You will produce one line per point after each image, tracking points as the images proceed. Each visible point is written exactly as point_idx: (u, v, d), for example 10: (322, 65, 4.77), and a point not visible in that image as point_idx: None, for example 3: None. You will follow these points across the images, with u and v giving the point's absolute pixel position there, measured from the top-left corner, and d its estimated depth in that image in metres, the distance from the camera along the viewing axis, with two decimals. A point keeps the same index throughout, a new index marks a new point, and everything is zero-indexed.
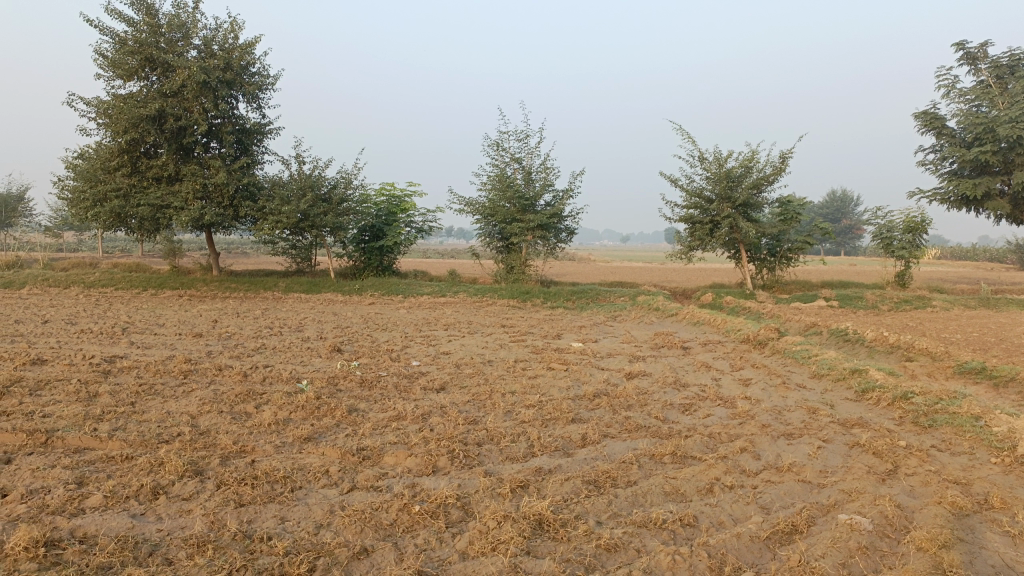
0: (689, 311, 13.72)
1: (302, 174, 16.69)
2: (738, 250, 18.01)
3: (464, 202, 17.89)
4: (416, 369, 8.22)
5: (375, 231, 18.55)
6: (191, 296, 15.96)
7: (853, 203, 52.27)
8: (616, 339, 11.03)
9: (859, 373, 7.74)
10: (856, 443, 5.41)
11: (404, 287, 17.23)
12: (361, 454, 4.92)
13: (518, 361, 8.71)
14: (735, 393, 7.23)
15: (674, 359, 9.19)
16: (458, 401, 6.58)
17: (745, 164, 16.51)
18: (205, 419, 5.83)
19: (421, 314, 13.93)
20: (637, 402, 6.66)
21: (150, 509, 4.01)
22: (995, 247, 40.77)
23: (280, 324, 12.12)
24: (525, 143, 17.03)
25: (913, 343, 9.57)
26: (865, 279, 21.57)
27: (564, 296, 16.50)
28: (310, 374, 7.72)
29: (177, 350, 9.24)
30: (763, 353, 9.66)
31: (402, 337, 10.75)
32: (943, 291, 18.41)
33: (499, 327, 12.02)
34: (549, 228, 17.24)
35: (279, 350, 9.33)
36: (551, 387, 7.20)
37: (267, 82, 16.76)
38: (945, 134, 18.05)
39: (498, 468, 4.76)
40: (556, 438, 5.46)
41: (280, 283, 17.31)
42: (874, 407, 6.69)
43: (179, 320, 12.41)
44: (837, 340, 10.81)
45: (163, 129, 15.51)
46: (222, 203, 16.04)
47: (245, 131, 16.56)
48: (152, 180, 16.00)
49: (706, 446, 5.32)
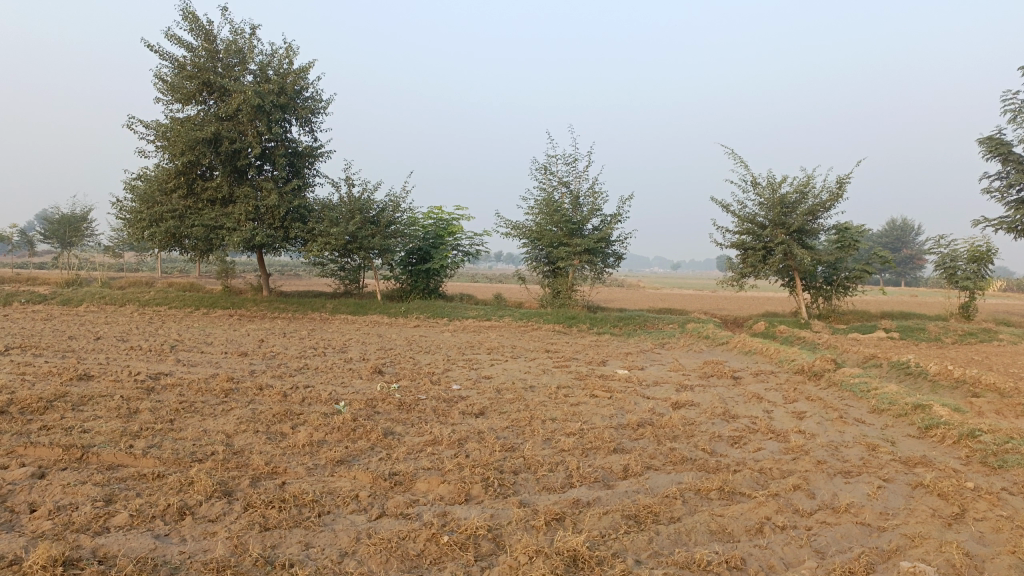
0: (740, 340, 13.30)
1: (351, 197, 16.85)
2: (792, 277, 17.52)
3: (512, 226, 17.82)
4: (456, 392, 8.06)
5: (422, 254, 18.59)
6: (241, 316, 16.17)
7: (914, 232, 50.65)
8: (664, 367, 10.71)
9: (922, 408, 7.30)
10: (920, 483, 5.03)
11: (450, 310, 17.18)
12: (393, 479, 4.77)
13: (561, 387, 8.50)
14: (788, 426, 6.89)
15: (723, 388, 8.86)
16: (496, 426, 6.40)
17: (800, 190, 16.07)
18: (240, 439, 5.77)
19: (465, 337, 13.81)
20: (683, 433, 6.37)
21: (175, 530, 3.92)
22: None
23: (325, 344, 12.14)
24: (573, 168, 16.91)
25: (980, 377, 9.04)
26: (927, 310, 20.73)
27: (611, 322, 16.22)
28: (349, 395, 7.63)
29: (221, 368, 9.28)
30: (819, 385, 9.24)
31: (444, 361, 10.64)
32: (1012, 324, 17.54)
33: (543, 352, 11.82)
34: (596, 253, 17.01)
35: (321, 371, 9.29)
36: (594, 415, 6.97)
37: (320, 106, 17.05)
38: (1012, 161, 17.30)
39: (534, 499, 4.55)
40: (596, 468, 5.23)
41: (327, 304, 17.43)
42: (939, 444, 6.27)
43: (226, 338, 12.54)
44: (897, 373, 10.29)
45: (218, 151, 15.86)
46: (273, 224, 16.26)
47: (298, 154, 16.82)
48: (207, 201, 16.33)
49: (756, 482, 5.02)
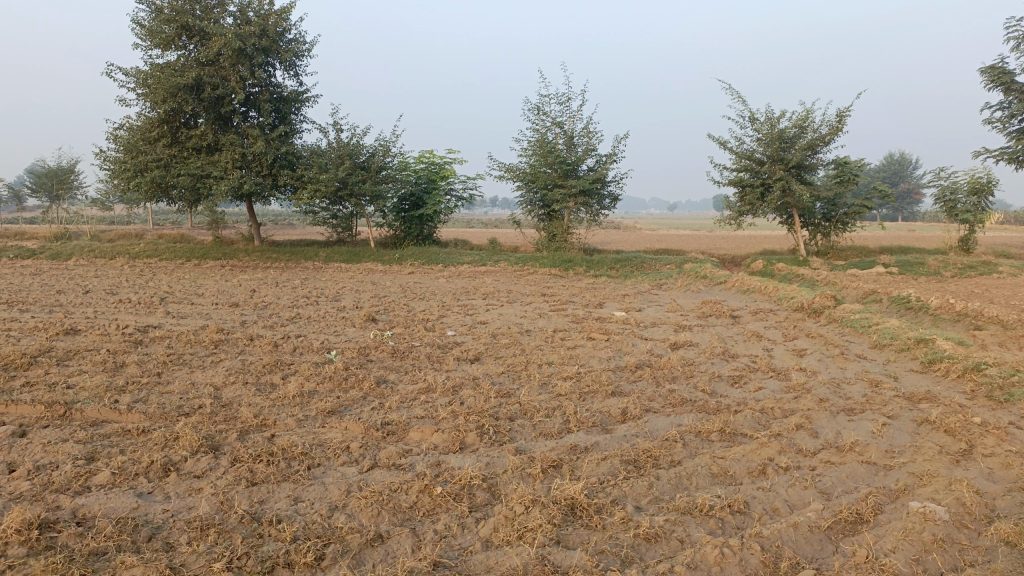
0: (739, 279, 13.14)
1: (340, 142, 16.45)
2: (790, 214, 17.28)
3: (505, 169, 17.47)
4: (451, 339, 7.91)
5: (414, 200, 18.26)
6: (233, 267, 15.93)
7: (911, 166, 50.21)
8: (661, 308, 10.56)
9: (925, 343, 7.17)
10: (925, 419, 4.92)
11: (445, 256, 16.96)
12: (385, 429, 4.63)
13: (557, 330, 8.36)
14: (789, 364, 6.76)
15: (722, 328, 8.73)
16: (492, 372, 6.27)
17: (799, 124, 15.71)
18: (229, 391, 5.63)
19: (460, 283, 13.64)
20: (683, 374, 6.24)
21: (159, 487, 3.79)
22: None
23: (317, 293, 11.94)
24: (567, 107, 16.47)
25: (982, 310, 8.91)
26: (925, 244, 20.55)
27: (608, 264, 16.04)
28: (342, 344, 7.47)
29: (211, 319, 9.11)
30: (819, 322, 9.11)
31: (439, 307, 10.48)
32: (1011, 256, 17.38)
33: (539, 296, 11.64)
34: (592, 194, 16.71)
35: (313, 320, 9.13)
36: (591, 358, 6.84)
37: (304, 48, 16.50)
38: (1014, 89, 16.89)
39: (530, 445, 4.42)
40: (594, 413, 5.10)
41: (320, 253, 17.18)
42: (942, 378, 6.16)
43: (217, 290, 12.34)
44: (897, 308, 10.17)
45: (201, 98, 15.40)
46: (261, 172, 15.90)
47: (283, 99, 16.34)
48: (192, 150, 15.94)
49: (758, 422, 4.89)
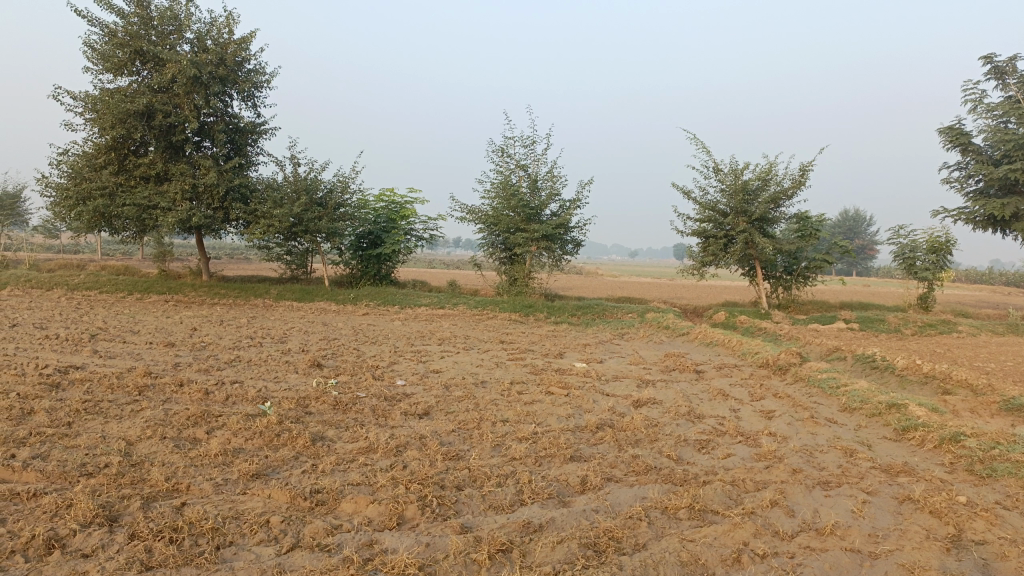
0: (702, 330, 12.86)
1: (297, 176, 15.91)
2: (752, 267, 17.16)
3: (467, 210, 17.11)
4: (401, 389, 7.38)
5: (373, 238, 17.74)
6: (178, 302, 15.19)
7: (865, 222, 51.43)
8: (623, 360, 10.16)
9: (897, 407, 6.86)
10: (907, 497, 4.54)
11: (402, 298, 16.43)
12: (314, 498, 4.10)
13: (514, 382, 7.88)
14: (758, 428, 6.37)
15: (686, 384, 8.35)
16: (441, 429, 5.76)
17: (762, 177, 15.69)
18: (144, 448, 5.03)
19: (416, 327, 13.12)
20: (646, 437, 5.81)
21: (35, 569, 3.19)
22: (1011, 271, 39.70)
23: (263, 333, 11.30)
24: (532, 150, 16.24)
25: (949, 373, 8.70)
26: (884, 300, 20.64)
27: (569, 311, 15.69)
28: (280, 393, 6.89)
29: (142, 361, 8.44)
30: (785, 380, 8.80)
31: (391, 352, 9.95)
32: (968, 315, 17.48)
33: (497, 344, 11.17)
34: (554, 239, 16.42)
35: (253, 364, 8.52)
36: (549, 415, 6.38)
37: (263, 79, 16.06)
38: (971, 151, 17.18)
39: (477, 523, 3.93)
40: (550, 481, 4.62)
41: (271, 290, 16.53)
42: (918, 448, 5.84)
43: (155, 327, 11.61)
44: (862, 367, 9.95)
45: (152, 126, 14.82)
46: (212, 204, 15.29)
47: (239, 131, 15.82)
48: (141, 179, 15.29)
49: (729, 496, 4.46)
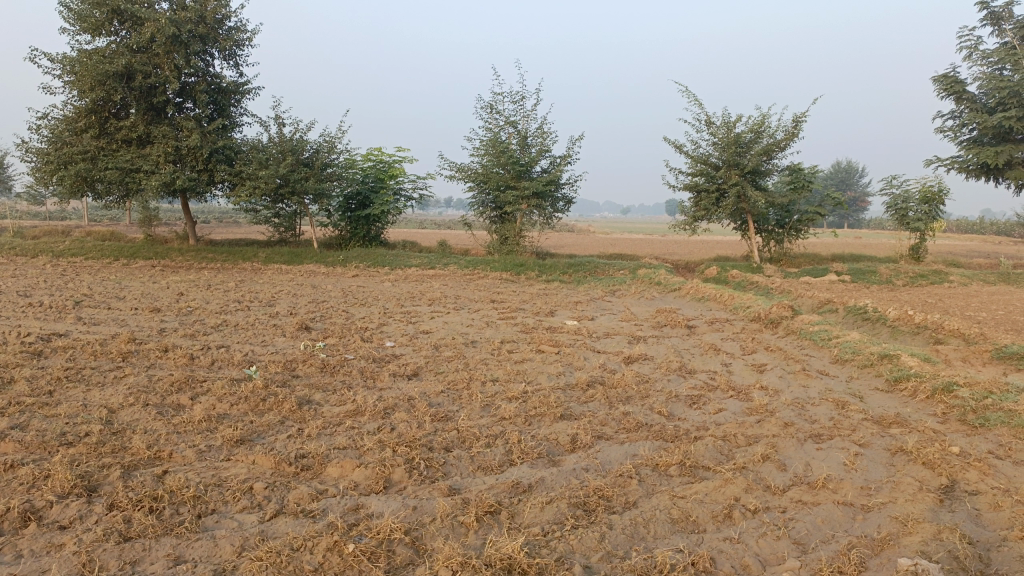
0: (693, 286, 12.79)
1: (282, 137, 15.61)
2: (745, 220, 17.03)
3: (456, 169, 16.86)
4: (390, 351, 7.29)
5: (361, 198, 17.49)
6: (165, 267, 15.01)
7: (858, 174, 51.24)
8: (615, 317, 10.09)
9: (889, 359, 6.82)
10: (900, 449, 4.51)
11: (392, 259, 16.28)
12: (299, 464, 4.03)
13: (505, 341, 7.80)
14: (750, 382, 6.32)
15: (678, 340, 8.29)
16: (430, 390, 5.69)
17: (755, 129, 15.48)
18: (127, 415, 4.94)
19: (407, 287, 13.01)
20: (637, 394, 5.74)
21: (11, 542, 3.12)
22: (1003, 220, 39.72)
23: (250, 297, 11.16)
24: (521, 105, 15.96)
25: (941, 323, 8.66)
26: (876, 252, 20.58)
27: (561, 268, 15.58)
28: (267, 356, 6.79)
29: (127, 327, 8.32)
30: (777, 334, 8.75)
31: (380, 313, 9.84)
32: (960, 265, 17.46)
33: (488, 303, 11.08)
34: (545, 197, 16.23)
35: (241, 328, 8.41)
36: (539, 374, 6.31)
37: (244, 38, 15.63)
38: (966, 99, 16.96)
39: (465, 484, 3.86)
40: (540, 441, 4.56)
41: (259, 253, 16.34)
42: (911, 399, 5.80)
43: (141, 292, 11.46)
44: (854, 319, 9.91)
45: (132, 87, 14.45)
46: (196, 166, 15.00)
47: (222, 91, 15.45)
48: (122, 142, 14.97)
49: (721, 452, 4.41)
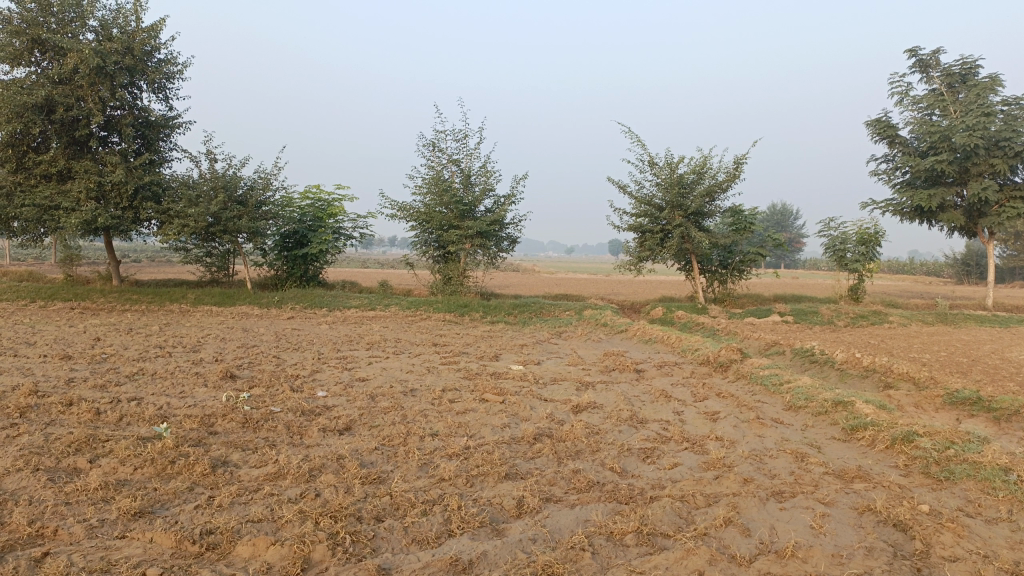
0: (640, 327, 12.58)
1: (214, 173, 14.99)
2: (689, 261, 17.02)
3: (398, 207, 16.44)
4: (321, 402, 6.74)
5: (298, 237, 16.89)
6: (85, 309, 14.12)
7: (792, 217, 52.85)
8: (562, 361, 9.74)
9: (844, 405, 6.61)
10: (867, 508, 4.23)
11: (330, 300, 15.69)
12: (205, 542, 3.51)
13: (446, 389, 7.36)
14: (704, 432, 6.01)
15: (627, 386, 7.98)
16: (362, 447, 5.20)
17: (697, 170, 15.53)
18: (10, 483, 4.29)
19: (345, 330, 12.45)
20: (587, 448, 5.36)
21: None
22: (930, 261, 41.24)
23: (174, 342, 10.44)
24: (464, 144, 15.73)
25: (890, 366, 8.57)
26: (815, 293, 20.86)
27: (505, 309, 15.24)
28: (184, 410, 6.17)
29: (30, 376, 7.55)
30: (727, 378, 8.51)
31: (314, 359, 9.27)
32: (896, 306, 17.78)
33: (430, 347, 10.60)
34: (489, 236, 15.93)
35: (159, 377, 7.73)
36: (482, 426, 5.87)
37: (176, 70, 15.03)
38: (898, 143, 17.46)
39: (397, 563, 3.40)
40: (482, 505, 4.12)
41: (188, 294, 15.56)
42: (870, 450, 5.58)
43: (54, 337, 10.62)
44: (802, 361, 9.78)
45: (51, 119, 13.68)
46: (121, 204, 14.23)
47: (151, 125, 14.77)
48: (41, 177, 14.12)
49: (679, 515, 4.05)
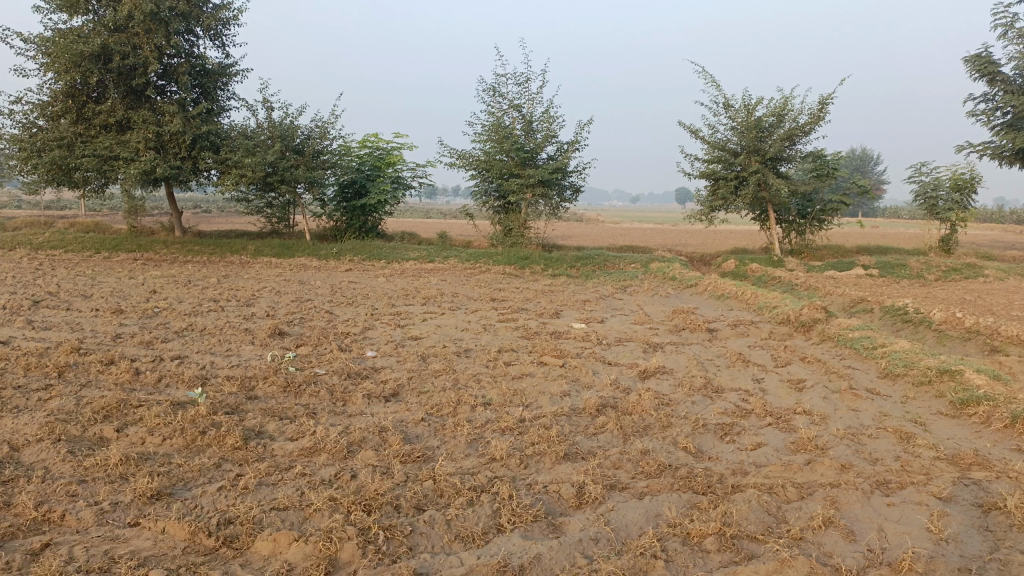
0: (711, 282, 11.80)
1: (271, 122, 14.65)
2: (764, 210, 16.00)
3: (458, 155, 15.87)
4: (369, 363, 6.34)
5: (357, 188, 16.52)
6: (148, 261, 14.14)
7: (871, 162, 50.31)
8: (627, 319, 9.12)
9: (951, 374, 5.81)
10: (995, 506, 3.54)
11: (388, 251, 15.34)
12: (223, 534, 3.10)
13: (503, 350, 6.87)
14: (789, 404, 5.35)
15: (699, 348, 7.33)
16: (408, 418, 4.74)
17: (776, 113, 14.40)
18: (28, 456, 3.98)
19: (401, 284, 12.07)
20: (657, 423, 4.78)
21: None
22: (1022, 208, 38.53)
23: (229, 296, 10.21)
24: (525, 88, 14.94)
25: (997, 328, 7.65)
26: (901, 243, 19.50)
27: (568, 262, 14.62)
28: (225, 372, 5.84)
29: (80, 332, 7.37)
30: (810, 340, 7.75)
31: (367, 315, 8.89)
32: (992, 258, 16.39)
33: (488, 302, 10.11)
34: (551, 185, 15.22)
35: (206, 334, 7.45)
36: (541, 395, 5.36)
37: (230, 15, 14.63)
38: (999, 81, 15.84)
39: (436, 567, 2.91)
40: (537, 493, 3.61)
41: (248, 245, 15.44)
42: (985, 429, 4.83)
43: (112, 290, 10.51)
44: (893, 321, 8.92)
45: (109, 68, 13.50)
46: (179, 154, 14.06)
47: (207, 73, 14.48)
48: (102, 127, 14.05)
49: (767, 512, 3.46)
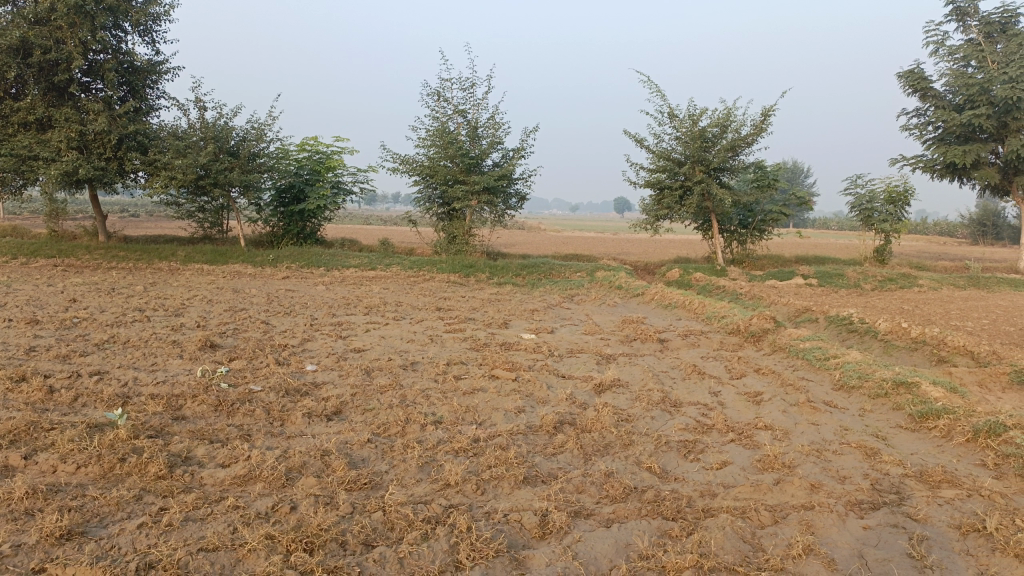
0: (658, 291, 11.72)
1: (205, 123, 13.99)
2: (708, 219, 16.09)
3: (400, 160, 15.47)
4: (309, 378, 5.94)
5: (295, 192, 15.94)
6: (68, 267, 13.30)
7: (802, 174, 51.84)
8: (576, 329, 8.90)
9: (907, 387, 5.76)
10: (972, 528, 3.41)
11: (328, 259, 14.83)
12: None
13: (452, 362, 6.55)
14: (750, 419, 5.19)
15: (653, 359, 7.16)
16: (352, 439, 4.39)
17: (721, 123, 14.48)
18: None
19: (341, 292, 11.62)
20: (618, 441, 4.54)
21: None
22: (944, 221, 40.09)
23: (156, 305, 9.60)
24: (470, 93, 14.66)
25: (943, 338, 7.71)
26: (837, 254, 19.95)
27: (513, 270, 14.39)
28: (151, 389, 5.36)
29: None
30: (762, 351, 7.68)
31: (306, 325, 8.45)
32: (924, 268, 16.84)
33: (433, 312, 9.75)
34: (496, 192, 14.97)
35: (130, 347, 6.90)
36: (493, 411, 5.06)
37: (161, 11, 13.92)
38: (930, 96, 16.33)
39: None
40: (497, 524, 3.31)
41: (179, 251, 14.71)
42: (947, 444, 4.75)
43: (27, 299, 9.77)
44: (840, 331, 8.94)
45: (27, 62, 12.66)
46: (104, 154, 13.29)
47: (135, 70, 13.75)
48: (19, 125, 13.19)
49: (742, 539, 3.25)
